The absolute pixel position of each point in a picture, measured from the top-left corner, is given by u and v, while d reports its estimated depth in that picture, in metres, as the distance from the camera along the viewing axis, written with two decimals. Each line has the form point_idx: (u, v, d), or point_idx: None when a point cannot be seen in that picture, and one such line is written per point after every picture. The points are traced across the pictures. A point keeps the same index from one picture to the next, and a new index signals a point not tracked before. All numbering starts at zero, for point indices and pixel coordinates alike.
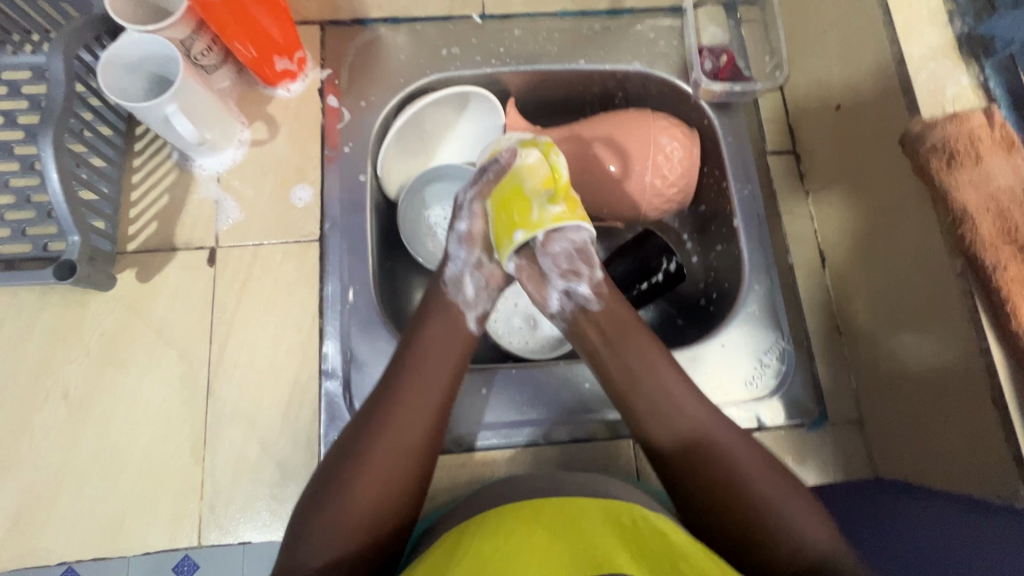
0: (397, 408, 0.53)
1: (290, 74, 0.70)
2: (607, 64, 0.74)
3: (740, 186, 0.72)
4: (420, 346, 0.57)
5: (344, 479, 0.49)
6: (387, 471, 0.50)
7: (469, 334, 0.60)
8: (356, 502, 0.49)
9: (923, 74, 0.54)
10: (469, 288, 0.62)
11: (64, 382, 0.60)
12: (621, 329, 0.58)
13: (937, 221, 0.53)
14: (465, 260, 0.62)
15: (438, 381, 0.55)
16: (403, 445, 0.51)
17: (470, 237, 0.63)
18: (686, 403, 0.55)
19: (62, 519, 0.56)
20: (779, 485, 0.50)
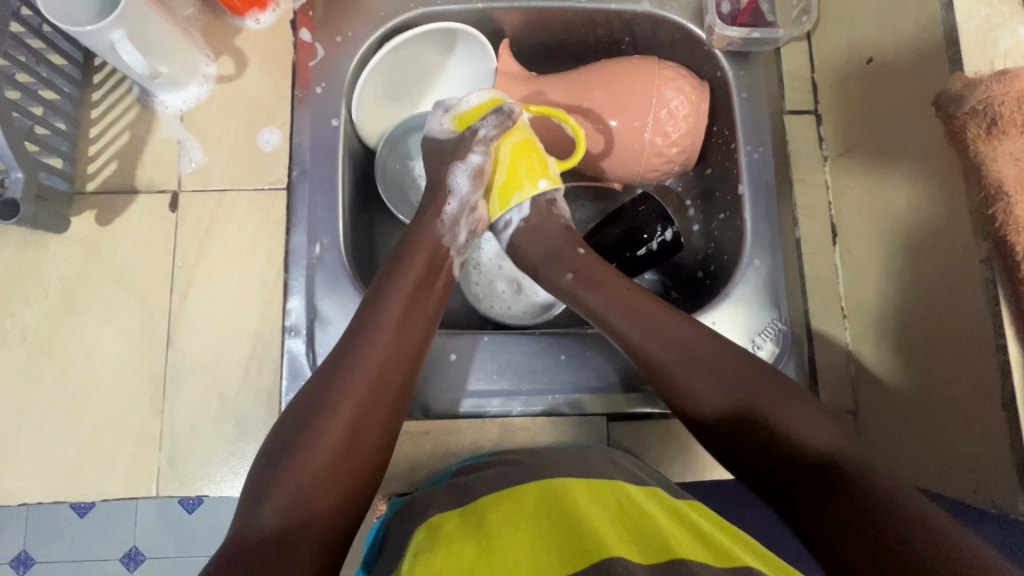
0: (367, 352, 0.50)
1: (258, 3, 0.64)
2: (612, 3, 0.66)
3: (750, 148, 0.64)
4: (388, 291, 0.54)
5: (309, 428, 0.46)
6: (356, 424, 0.48)
7: (448, 280, 0.58)
8: (320, 456, 0.45)
9: (973, 23, 0.46)
10: (462, 233, 0.59)
11: (22, 326, 0.58)
12: (599, 273, 0.57)
13: (967, 198, 0.46)
14: (462, 198, 0.59)
15: (411, 319, 0.53)
16: (374, 389, 0.49)
17: (477, 172, 0.58)
18: (684, 364, 0.51)
19: (23, 461, 0.56)
20: (770, 389, 0.49)
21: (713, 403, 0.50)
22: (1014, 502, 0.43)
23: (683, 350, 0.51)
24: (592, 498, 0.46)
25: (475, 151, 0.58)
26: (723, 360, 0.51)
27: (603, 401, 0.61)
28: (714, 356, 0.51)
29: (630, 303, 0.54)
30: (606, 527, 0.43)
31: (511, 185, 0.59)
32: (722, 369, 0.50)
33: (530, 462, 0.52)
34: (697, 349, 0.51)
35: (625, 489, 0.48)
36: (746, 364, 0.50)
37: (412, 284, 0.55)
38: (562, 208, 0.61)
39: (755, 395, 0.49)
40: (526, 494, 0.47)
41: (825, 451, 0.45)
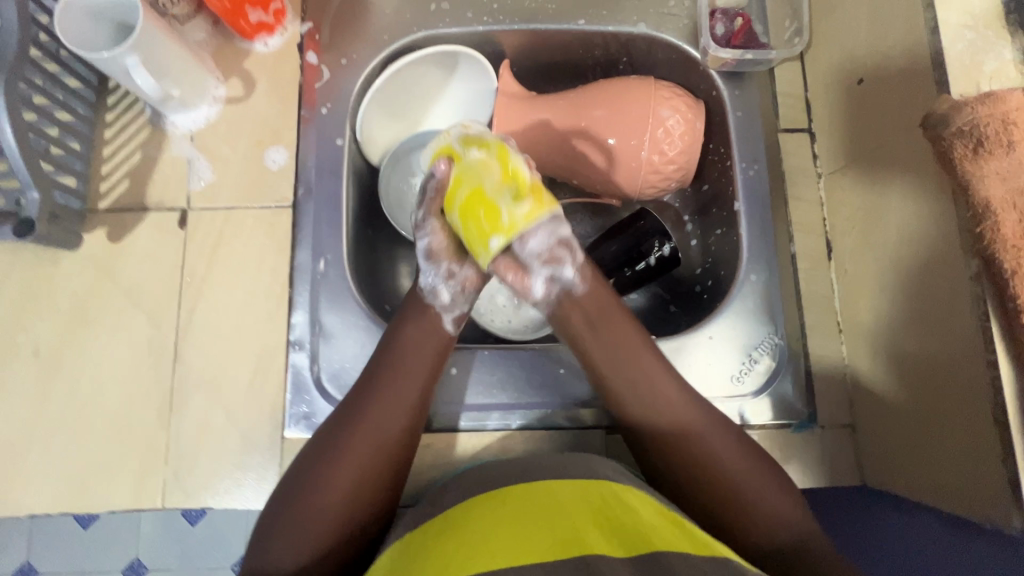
0: (373, 408, 0.51)
1: (267, 28, 0.66)
2: (608, 25, 0.68)
3: (745, 166, 0.66)
4: (397, 346, 0.54)
5: (315, 481, 0.48)
6: (360, 476, 0.49)
7: (448, 335, 0.56)
8: (326, 507, 0.48)
9: (959, 46, 0.48)
10: (445, 294, 0.56)
11: (34, 340, 0.60)
12: (607, 315, 0.54)
13: (957, 216, 0.47)
14: (432, 271, 0.56)
15: (417, 374, 0.53)
16: (380, 445, 0.50)
17: (433, 252, 0.56)
18: (659, 407, 0.53)
19: (32, 473, 0.57)
20: (756, 468, 0.51)
21: (667, 424, 0.52)
22: (1008, 516, 0.44)
23: (661, 401, 0.52)
24: (579, 493, 0.48)
25: (419, 237, 0.56)
26: (702, 423, 0.52)
27: (600, 414, 0.61)
28: (693, 424, 0.52)
29: (636, 360, 0.53)
30: (590, 524, 0.44)
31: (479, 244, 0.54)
32: (706, 441, 0.51)
33: (527, 463, 0.53)
34: (677, 408, 0.52)
35: (611, 486, 0.49)
36: (731, 443, 0.51)
37: (419, 337, 0.55)
38: (532, 247, 0.51)
39: (737, 466, 0.50)
40: (517, 489, 0.49)
41: (800, 531, 0.48)
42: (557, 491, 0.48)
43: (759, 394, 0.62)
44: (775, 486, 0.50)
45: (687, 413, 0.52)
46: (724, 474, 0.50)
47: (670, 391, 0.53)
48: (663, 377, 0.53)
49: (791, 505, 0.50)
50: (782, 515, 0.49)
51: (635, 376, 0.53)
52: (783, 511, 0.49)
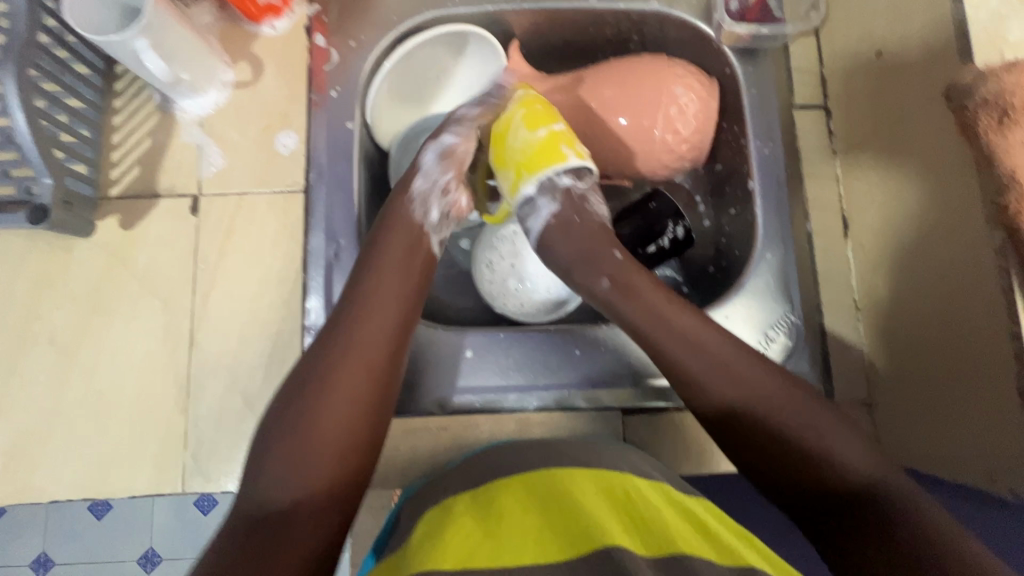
0: (354, 330, 0.51)
1: (274, 10, 0.65)
2: (621, 3, 0.67)
3: (760, 144, 0.65)
4: (374, 267, 0.54)
5: (307, 404, 0.48)
6: (347, 402, 0.48)
7: (431, 254, 0.58)
8: (320, 429, 0.47)
9: (983, 14, 0.47)
10: (434, 210, 0.60)
11: (51, 328, 0.60)
12: (639, 278, 0.56)
13: (979, 190, 0.47)
14: (434, 179, 0.60)
15: (396, 298, 0.54)
16: (368, 364, 0.50)
17: (450, 156, 0.61)
18: (711, 375, 0.51)
19: (54, 460, 0.58)
20: (823, 422, 0.48)
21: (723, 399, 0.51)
22: None
23: (716, 364, 0.51)
24: (597, 486, 0.47)
25: (446, 134, 0.62)
26: (769, 389, 0.50)
27: (616, 396, 0.61)
28: (763, 394, 0.50)
29: (676, 331, 0.53)
30: (610, 520, 0.44)
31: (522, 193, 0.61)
32: (774, 404, 0.49)
33: (544, 445, 0.53)
34: (746, 381, 0.50)
35: (632, 479, 0.48)
36: (796, 400, 0.49)
37: (403, 262, 0.56)
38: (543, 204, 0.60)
39: (804, 421, 0.48)
40: (534, 475, 0.48)
41: (864, 473, 0.45)
42: (576, 482, 0.47)
43: None
44: (841, 431, 0.48)
45: (753, 375, 0.51)
46: (781, 428, 0.48)
47: (727, 359, 0.51)
48: (723, 346, 0.52)
49: (862, 448, 0.47)
50: (851, 459, 0.46)
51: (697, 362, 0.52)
52: (851, 456, 0.46)
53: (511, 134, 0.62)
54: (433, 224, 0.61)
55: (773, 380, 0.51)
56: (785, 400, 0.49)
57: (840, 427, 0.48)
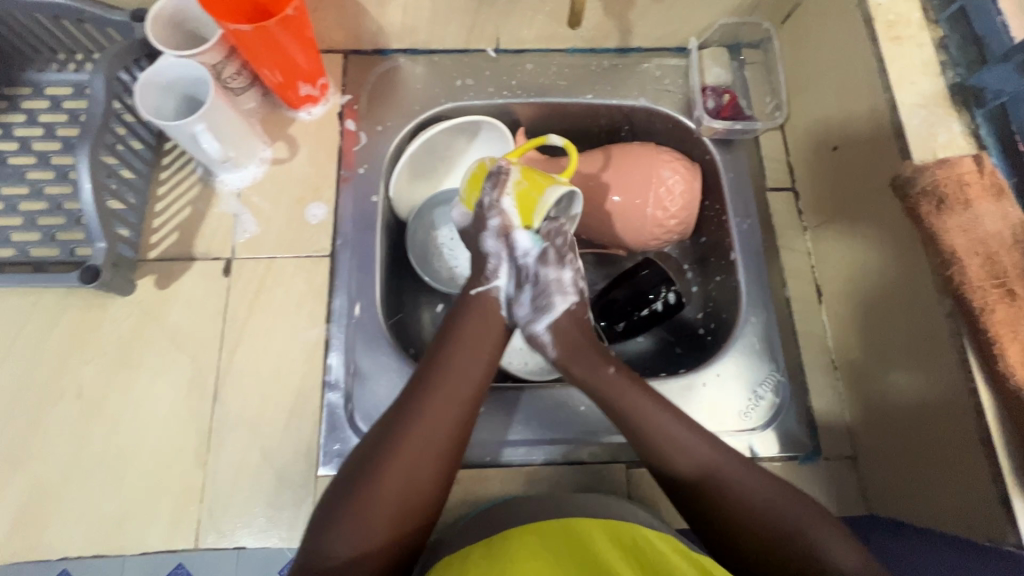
0: (430, 399, 0.55)
1: (312, 99, 0.73)
2: (613, 99, 0.77)
3: (739, 220, 0.73)
4: (455, 337, 0.59)
5: (375, 468, 0.51)
6: (420, 466, 0.52)
7: (504, 323, 0.62)
8: (378, 493, 0.50)
9: (915, 120, 0.57)
10: (508, 278, 0.62)
11: (78, 382, 0.62)
12: (586, 354, 0.60)
13: (927, 262, 0.55)
14: (501, 252, 0.62)
15: (470, 370, 0.57)
16: (432, 437, 0.53)
17: (504, 230, 0.61)
18: (676, 457, 0.54)
19: (67, 515, 0.58)
20: (802, 513, 0.51)
21: (685, 469, 0.54)
22: (1004, 535, 0.47)
23: (671, 443, 0.55)
24: (609, 536, 0.50)
25: (492, 214, 0.60)
26: (728, 468, 0.54)
27: (616, 448, 0.65)
28: (712, 463, 0.54)
29: (659, 425, 0.56)
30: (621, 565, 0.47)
31: (528, 209, 0.60)
32: (736, 485, 0.53)
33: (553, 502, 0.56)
34: (687, 450, 0.54)
35: (641, 530, 0.51)
36: (763, 482, 0.53)
37: (472, 333, 0.60)
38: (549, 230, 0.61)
39: (765, 493, 0.52)
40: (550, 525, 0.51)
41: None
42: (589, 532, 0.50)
43: (766, 428, 0.66)
44: (805, 508, 0.51)
45: (698, 453, 0.54)
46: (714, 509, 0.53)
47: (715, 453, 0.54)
48: (678, 425, 0.56)
49: (851, 548, 0.49)
50: (840, 556, 0.48)
51: (652, 433, 0.55)
52: (842, 554, 0.48)
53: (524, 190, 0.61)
54: (481, 243, 0.62)
55: (728, 456, 0.54)
56: (745, 478, 0.53)
57: (806, 505, 0.52)
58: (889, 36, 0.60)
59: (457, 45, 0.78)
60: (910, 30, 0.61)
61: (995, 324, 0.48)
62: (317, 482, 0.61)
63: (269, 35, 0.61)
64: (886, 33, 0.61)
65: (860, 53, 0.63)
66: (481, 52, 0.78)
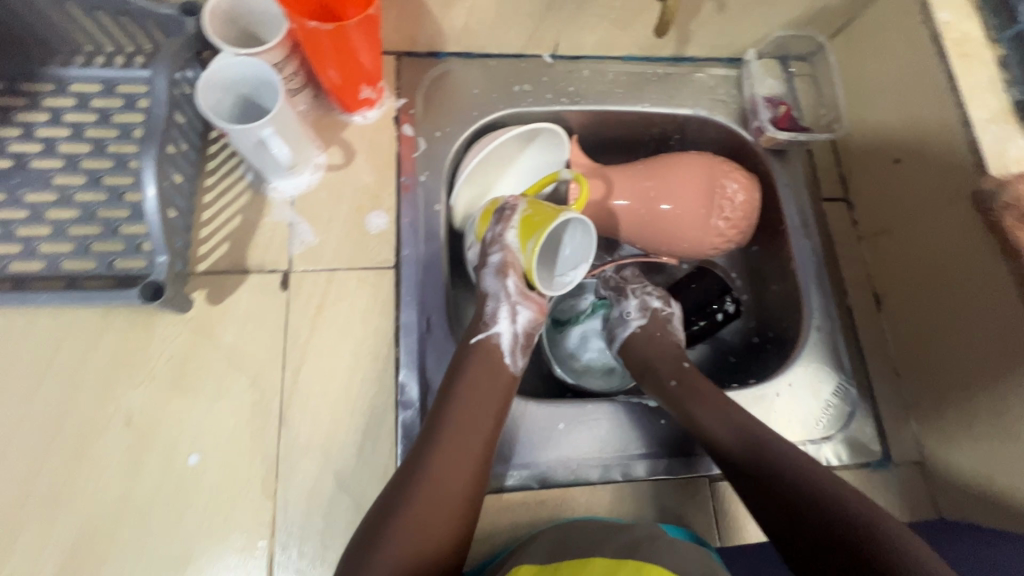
0: (440, 457, 0.53)
1: (369, 102, 0.70)
2: (670, 108, 0.77)
3: (798, 230, 0.75)
4: (464, 388, 0.57)
5: (390, 533, 0.48)
6: (437, 521, 0.50)
7: (512, 375, 0.60)
8: (397, 564, 0.47)
9: (988, 136, 0.59)
10: (502, 321, 0.61)
11: (127, 408, 0.57)
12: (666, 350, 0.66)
13: (1006, 272, 0.57)
14: (500, 292, 0.61)
15: (478, 424, 0.56)
16: (445, 496, 0.51)
17: (506, 266, 0.60)
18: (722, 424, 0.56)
19: (122, 557, 0.53)
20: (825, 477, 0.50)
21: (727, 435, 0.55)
22: None
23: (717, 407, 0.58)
24: None
25: (494, 252, 0.61)
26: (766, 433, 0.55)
27: (703, 463, 0.64)
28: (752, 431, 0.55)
29: (716, 404, 0.58)
30: None
31: (527, 237, 0.59)
32: (773, 447, 0.53)
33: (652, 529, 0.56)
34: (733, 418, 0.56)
35: None
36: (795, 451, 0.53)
37: (480, 385, 0.57)
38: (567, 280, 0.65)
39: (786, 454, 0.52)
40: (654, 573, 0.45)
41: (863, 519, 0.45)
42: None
43: (838, 436, 0.66)
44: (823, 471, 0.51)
45: (741, 414, 0.57)
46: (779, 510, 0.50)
47: (781, 446, 0.53)
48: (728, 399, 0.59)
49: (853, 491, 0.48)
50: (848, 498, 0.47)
51: (707, 409, 0.58)
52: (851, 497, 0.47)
53: (528, 220, 0.60)
54: (482, 282, 0.62)
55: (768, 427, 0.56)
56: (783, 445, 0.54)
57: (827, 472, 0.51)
58: (958, 53, 0.62)
59: (513, 50, 0.76)
60: (975, 47, 0.63)
61: None
62: None
63: (341, 36, 0.57)
64: (954, 49, 0.62)
65: (925, 69, 0.65)
66: (538, 57, 0.77)
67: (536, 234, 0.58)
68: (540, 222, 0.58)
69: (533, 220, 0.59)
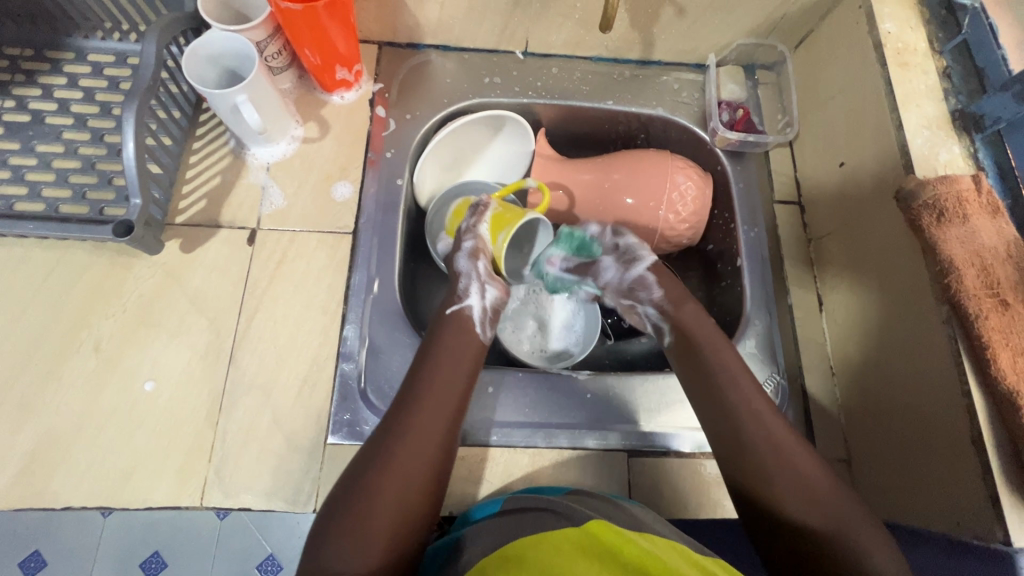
0: (418, 412, 0.57)
1: (346, 84, 0.76)
2: (633, 107, 0.81)
3: (747, 229, 0.77)
4: (434, 350, 0.62)
5: (372, 479, 0.52)
6: (417, 473, 0.54)
7: (481, 342, 0.65)
8: (380, 509, 0.51)
9: (919, 140, 0.61)
10: (473, 300, 0.67)
11: (97, 336, 0.63)
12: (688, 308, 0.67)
13: (926, 271, 0.58)
14: (471, 272, 0.67)
15: (453, 383, 0.60)
16: (423, 448, 0.55)
17: (476, 251, 0.66)
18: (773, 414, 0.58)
19: (75, 466, 0.59)
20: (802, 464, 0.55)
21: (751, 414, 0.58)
22: (991, 530, 0.50)
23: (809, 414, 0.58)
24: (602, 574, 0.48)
25: (467, 239, 0.67)
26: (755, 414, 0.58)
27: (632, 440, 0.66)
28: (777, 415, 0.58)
29: (733, 378, 0.60)
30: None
31: (497, 230, 0.66)
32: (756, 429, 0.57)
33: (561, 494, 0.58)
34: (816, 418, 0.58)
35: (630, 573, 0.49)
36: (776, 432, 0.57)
37: (453, 348, 0.62)
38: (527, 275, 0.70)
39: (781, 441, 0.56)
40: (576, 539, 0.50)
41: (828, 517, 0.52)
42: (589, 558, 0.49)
43: None
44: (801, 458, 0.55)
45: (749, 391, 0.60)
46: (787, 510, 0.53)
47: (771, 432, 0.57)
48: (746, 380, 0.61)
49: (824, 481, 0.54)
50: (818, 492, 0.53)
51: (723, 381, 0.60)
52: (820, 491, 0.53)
53: (499, 216, 0.66)
54: (454, 264, 0.68)
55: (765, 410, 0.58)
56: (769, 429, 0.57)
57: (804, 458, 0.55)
58: (897, 62, 0.65)
59: (487, 45, 0.81)
60: (917, 57, 0.65)
61: (989, 330, 0.51)
62: (326, 450, 0.62)
63: (313, 17, 0.63)
64: (894, 59, 0.65)
65: (869, 77, 0.67)
66: (510, 53, 0.82)
67: (507, 228, 0.64)
68: (512, 218, 0.65)
69: (504, 216, 0.66)
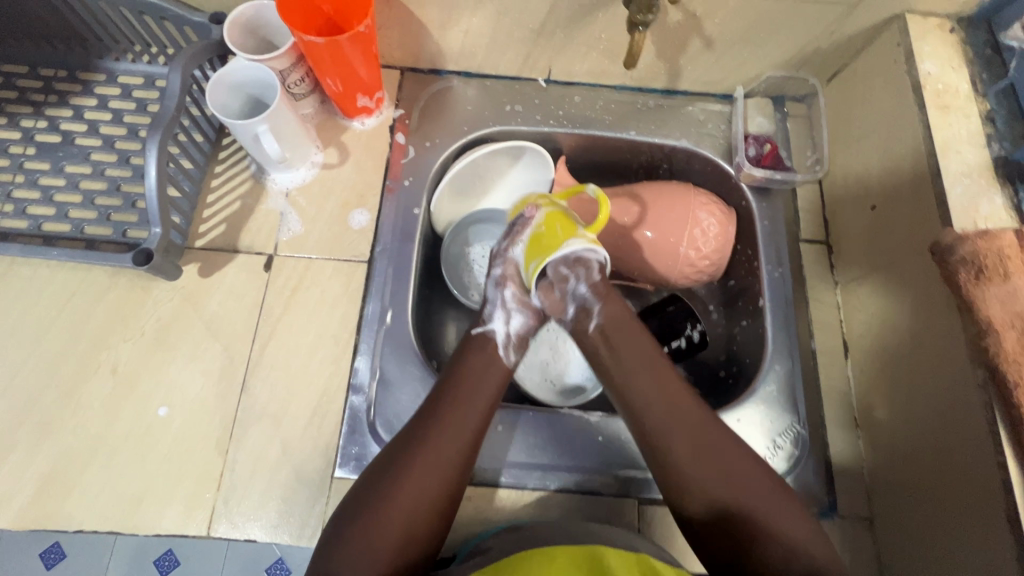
0: (438, 427, 0.57)
1: (367, 110, 0.76)
2: (656, 138, 0.79)
3: (771, 268, 0.74)
4: (462, 367, 0.61)
5: (386, 490, 0.53)
6: (428, 488, 0.54)
7: (509, 365, 0.63)
8: (390, 520, 0.52)
9: (958, 189, 0.58)
10: (501, 322, 0.64)
11: (115, 358, 0.64)
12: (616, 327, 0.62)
13: (962, 329, 0.55)
14: (497, 300, 0.65)
15: (478, 401, 0.59)
16: (439, 464, 0.55)
17: (504, 279, 0.64)
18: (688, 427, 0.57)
19: (88, 488, 0.59)
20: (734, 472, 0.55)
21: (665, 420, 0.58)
22: None
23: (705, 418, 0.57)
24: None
25: (497, 264, 0.65)
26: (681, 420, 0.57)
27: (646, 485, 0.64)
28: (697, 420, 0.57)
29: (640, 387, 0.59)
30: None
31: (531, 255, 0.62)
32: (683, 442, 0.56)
33: (566, 526, 0.58)
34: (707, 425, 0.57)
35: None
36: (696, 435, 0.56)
37: (480, 366, 0.62)
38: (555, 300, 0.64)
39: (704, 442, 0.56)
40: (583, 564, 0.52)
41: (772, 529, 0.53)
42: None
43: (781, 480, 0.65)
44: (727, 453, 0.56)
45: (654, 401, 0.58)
46: (748, 516, 0.53)
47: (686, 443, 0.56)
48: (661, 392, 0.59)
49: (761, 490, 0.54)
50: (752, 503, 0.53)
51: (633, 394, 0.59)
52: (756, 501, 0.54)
53: (537, 236, 0.62)
54: (484, 293, 0.66)
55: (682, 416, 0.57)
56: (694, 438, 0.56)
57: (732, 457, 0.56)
58: (937, 105, 0.62)
59: (510, 72, 0.80)
60: (958, 100, 0.62)
61: None
62: (333, 483, 0.61)
63: (336, 48, 0.63)
64: (934, 101, 0.62)
65: (906, 118, 0.64)
66: (532, 81, 0.81)
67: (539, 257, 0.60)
68: (548, 245, 0.60)
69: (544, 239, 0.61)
